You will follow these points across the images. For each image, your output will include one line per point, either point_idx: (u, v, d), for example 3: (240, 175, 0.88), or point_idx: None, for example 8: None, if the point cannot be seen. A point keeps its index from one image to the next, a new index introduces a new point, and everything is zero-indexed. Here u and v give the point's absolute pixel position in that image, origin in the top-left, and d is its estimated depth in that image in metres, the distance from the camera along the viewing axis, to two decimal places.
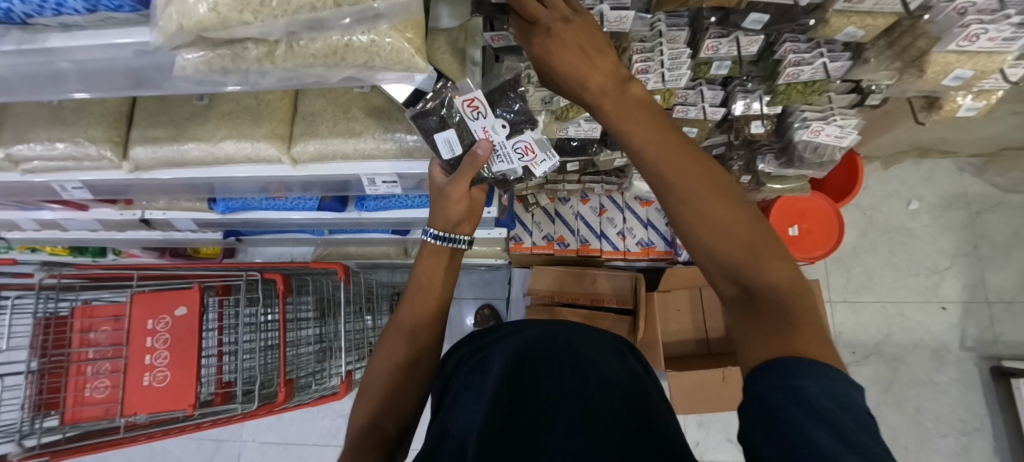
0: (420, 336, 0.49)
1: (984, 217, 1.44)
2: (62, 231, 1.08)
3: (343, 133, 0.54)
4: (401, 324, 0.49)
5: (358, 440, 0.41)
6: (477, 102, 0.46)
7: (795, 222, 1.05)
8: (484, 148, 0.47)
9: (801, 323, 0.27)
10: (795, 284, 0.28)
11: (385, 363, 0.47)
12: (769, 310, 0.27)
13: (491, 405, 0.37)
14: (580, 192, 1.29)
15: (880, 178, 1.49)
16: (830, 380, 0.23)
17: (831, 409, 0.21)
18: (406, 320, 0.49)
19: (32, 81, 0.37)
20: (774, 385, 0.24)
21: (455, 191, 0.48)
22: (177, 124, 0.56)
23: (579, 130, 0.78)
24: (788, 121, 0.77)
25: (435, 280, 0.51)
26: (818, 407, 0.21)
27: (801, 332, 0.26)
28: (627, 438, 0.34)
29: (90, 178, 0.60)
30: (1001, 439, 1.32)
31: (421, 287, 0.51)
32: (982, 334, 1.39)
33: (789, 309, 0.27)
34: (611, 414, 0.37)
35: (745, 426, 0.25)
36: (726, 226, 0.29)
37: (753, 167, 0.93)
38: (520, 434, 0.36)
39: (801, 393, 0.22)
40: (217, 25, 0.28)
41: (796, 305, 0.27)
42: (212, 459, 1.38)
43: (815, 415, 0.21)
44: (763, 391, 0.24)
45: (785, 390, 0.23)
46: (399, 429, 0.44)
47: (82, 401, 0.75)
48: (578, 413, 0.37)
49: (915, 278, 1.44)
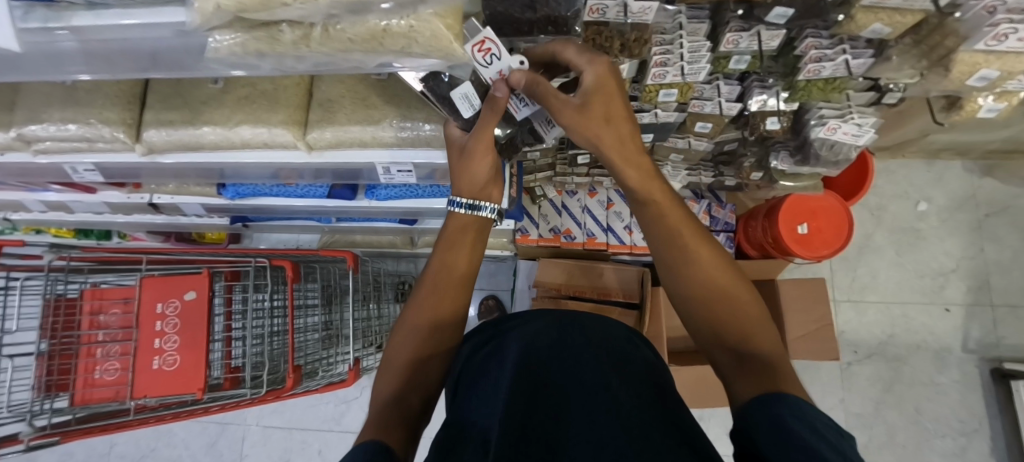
0: (444, 313, 0.47)
1: (992, 220, 1.44)
2: (68, 214, 1.07)
3: (361, 120, 0.53)
4: (426, 299, 0.48)
5: (381, 413, 0.39)
6: (489, 43, 0.41)
7: (805, 220, 1.05)
8: (501, 90, 0.44)
9: (791, 378, 0.31)
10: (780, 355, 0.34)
11: (408, 339, 0.46)
12: (762, 366, 0.32)
13: (511, 392, 0.38)
14: (589, 185, 1.31)
15: (890, 178, 1.48)
16: (824, 416, 0.26)
17: (830, 434, 0.24)
18: (430, 295, 0.48)
19: (55, 60, 0.36)
20: (775, 416, 0.26)
21: (478, 145, 0.48)
22: (192, 107, 0.55)
23: None
24: (804, 119, 0.76)
25: (462, 256, 0.50)
26: (822, 433, 0.23)
27: (787, 384, 0.30)
28: (648, 424, 0.34)
29: (102, 160, 0.59)
30: (999, 440, 1.34)
31: (437, 275, 0.49)
32: (984, 336, 1.40)
33: (776, 367, 0.32)
34: (630, 400, 0.37)
35: (744, 443, 0.27)
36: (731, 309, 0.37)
37: (766, 164, 0.94)
38: (543, 421, 0.36)
39: (808, 423, 0.24)
40: (257, 7, 0.27)
41: (787, 369, 0.32)
42: (217, 442, 1.40)
43: (820, 437, 0.23)
44: (770, 416, 0.26)
45: (796, 419, 0.24)
46: (422, 401, 0.43)
47: (92, 383, 0.75)
48: (597, 397, 0.37)
49: (920, 279, 1.45)
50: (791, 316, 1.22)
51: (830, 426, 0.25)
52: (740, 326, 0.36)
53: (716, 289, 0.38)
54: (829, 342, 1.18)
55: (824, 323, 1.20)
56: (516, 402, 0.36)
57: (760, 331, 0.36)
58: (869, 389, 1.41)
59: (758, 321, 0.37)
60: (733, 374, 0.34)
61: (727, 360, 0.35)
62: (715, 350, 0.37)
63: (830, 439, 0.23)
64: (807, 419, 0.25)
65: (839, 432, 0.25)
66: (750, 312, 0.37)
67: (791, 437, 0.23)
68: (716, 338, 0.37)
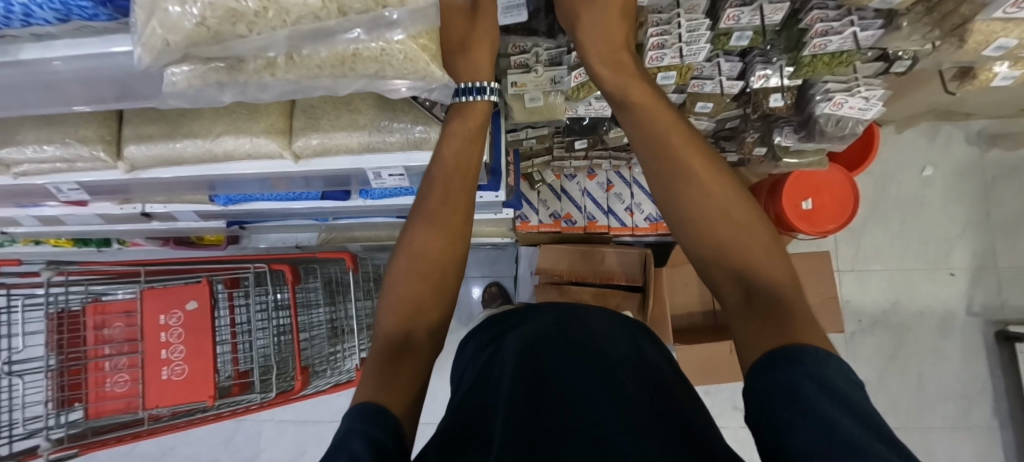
0: (440, 264, 0.46)
1: (999, 183, 1.42)
2: (63, 226, 1.06)
3: (347, 125, 0.51)
4: (423, 252, 0.45)
5: (381, 355, 0.39)
6: None
7: (809, 196, 1.02)
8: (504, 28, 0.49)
9: (801, 320, 0.31)
10: (790, 284, 0.34)
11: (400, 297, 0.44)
12: (771, 305, 0.32)
13: (515, 381, 0.39)
14: (587, 168, 1.31)
15: (895, 145, 1.45)
16: (840, 368, 0.26)
17: (845, 391, 0.24)
18: (428, 247, 0.45)
19: (17, 92, 0.34)
20: (788, 376, 0.25)
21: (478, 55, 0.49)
22: (170, 120, 0.53)
23: (589, 109, 0.75)
24: (809, 93, 0.73)
25: (454, 211, 0.48)
26: (836, 392, 0.24)
27: (802, 327, 0.30)
28: (652, 417, 0.34)
29: (85, 179, 0.57)
30: (1000, 400, 1.38)
31: (427, 254, 0.45)
32: (989, 300, 1.41)
33: (784, 303, 0.32)
34: (631, 387, 0.38)
35: (755, 406, 0.27)
36: (729, 223, 0.38)
37: (769, 140, 0.90)
38: (551, 407, 0.37)
39: (820, 381, 0.24)
40: (209, 39, 0.26)
41: (798, 306, 0.32)
42: (235, 437, 1.44)
43: (835, 400, 0.23)
44: (779, 377, 0.26)
45: (809, 377, 0.24)
46: (429, 336, 0.43)
47: (103, 396, 0.76)
48: (598, 386, 0.38)
49: (925, 246, 1.44)
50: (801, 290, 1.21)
51: (846, 382, 0.25)
52: (742, 250, 0.37)
53: (715, 202, 0.39)
54: (833, 315, 1.19)
55: (829, 297, 1.20)
56: (520, 391, 0.38)
57: (762, 255, 0.36)
58: (872, 358, 1.43)
59: (757, 238, 0.37)
60: (741, 318, 0.33)
61: (735, 298, 0.35)
62: (724, 283, 0.37)
63: (845, 401, 0.23)
64: (824, 376, 0.25)
65: (852, 386, 0.25)
66: (752, 225, 0.38)
67: (801, 401, 0.23)
68: (723, 267, 0.37)
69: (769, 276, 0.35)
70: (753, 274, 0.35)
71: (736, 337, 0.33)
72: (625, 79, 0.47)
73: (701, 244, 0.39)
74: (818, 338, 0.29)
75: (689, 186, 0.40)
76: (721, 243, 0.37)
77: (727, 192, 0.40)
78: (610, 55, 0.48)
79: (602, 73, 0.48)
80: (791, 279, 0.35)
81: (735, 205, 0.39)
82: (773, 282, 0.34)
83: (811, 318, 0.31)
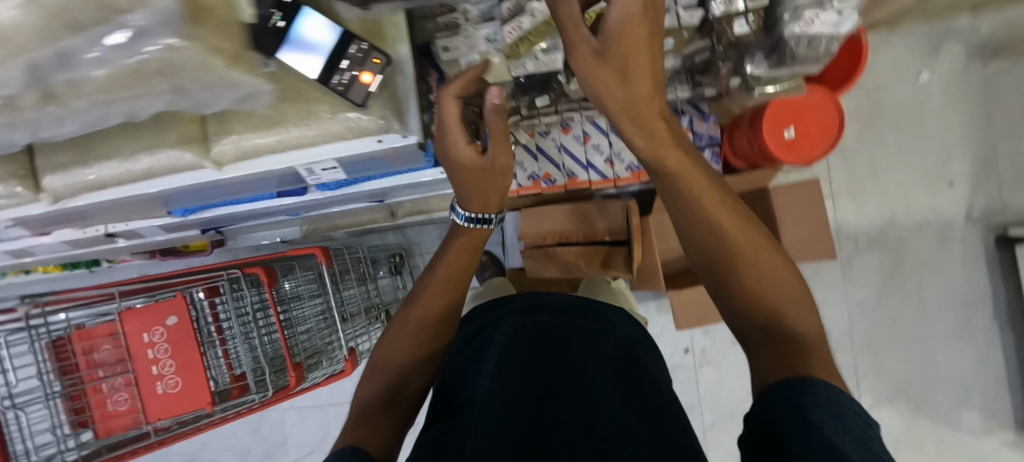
0: (431, 326, 0.56)
1: (1002, 79, 1.33)
2: (40, 256, 1.06)
3: (261, 124, 0.47)
4: (417, 320, 0.55)
5: (375, 402, 0.49)
6: None
7: (792, 123, 0.97)
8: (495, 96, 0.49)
9: (818, 358, 0.35)
10: (818, 332, 0.38)
11: (395, 356, 0.54)
12: (796, 344, 0.37)
13: (513, 379, 0.41)
14: (560, 122, 1.22)
15: (890, 51, 1.35)
16: (842, 397, 0.30)
17: (856, 428, 0.27)
18: (421, 316, 0.55)
19: None
20: (804, 404, 0.28)
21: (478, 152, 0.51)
22: (78, 142, 0.49)
23: (536, 65, 0.67)
24: (776, 13, 0.66)
25: (447, 289, 0.57)
26: (850, 427, 0.26)
27: (823, 366, 0.34)
28: (636, 411, 0.36)
29: (16, 215, 0.55)
30: (998, 303, 1.39)
31: (420, 321, 0.55)
32: (989, 205, 1.37)
33: (808, 345, 0.36)
34: (618, 386, 0.41)
35: (767, 424, 0.30)
36: (775, 280, 0.40)
37: (741, 70, 0.82)
38: (547, 400, 0.38)
39: (830, 412, 0.27)
40: None
41: (818, 347, 0.37)
42: (262, 427, 1.53)
43: (855, 443, 0.25)
44: (798, 402, 0.29)
45: (823, 409, 0.27)
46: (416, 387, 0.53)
47: (108, 415, 0.79)
48: (592, 384, 0.40)
49: (922, 158, 1.38)
50: (790, 223, 1.19)
51: (858, 416, 0.28)
52: (779, 301, 0.39)
53: (747, 253, 0.41)
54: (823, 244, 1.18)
55: (820, 227, 1.18)
56: (515, 386, 0.40)
57: (799, 306, 0.39)
58: (869, 278, 1.43)
59: (794, 290, 0.40)
60: (766, 350, 0.38)
61: (760, 337, 0.40)
62: (752, 321, 0.41)
63: (846, 428, 0.26)
64: (831, 406, 0.28)
65: (862, 423, 0.28)
66: (790, 273, 0.41)
67: (815, 431, 0.26)
68: (757, 313, 0.40)
69: (797, 325, 0.38)
70: (784, 321, 0.39)
71: (757, 369, 0.38)
72: (656, 135, 0.42)
73: (743, 296, 0.41)
74: (827, 373, 0.33)
75: (730, 243, 0.41)
76: (760, 293, 0.40)
77: (771, 255, 0.41)
78: (634, 105, 0.40)
79: (618, 113, 0.41)
80: (818, 326, 0.39)
81: (776, 261, 0.41)
82: (804, 328, 0.38)
83: (827, 355, 0.36)
